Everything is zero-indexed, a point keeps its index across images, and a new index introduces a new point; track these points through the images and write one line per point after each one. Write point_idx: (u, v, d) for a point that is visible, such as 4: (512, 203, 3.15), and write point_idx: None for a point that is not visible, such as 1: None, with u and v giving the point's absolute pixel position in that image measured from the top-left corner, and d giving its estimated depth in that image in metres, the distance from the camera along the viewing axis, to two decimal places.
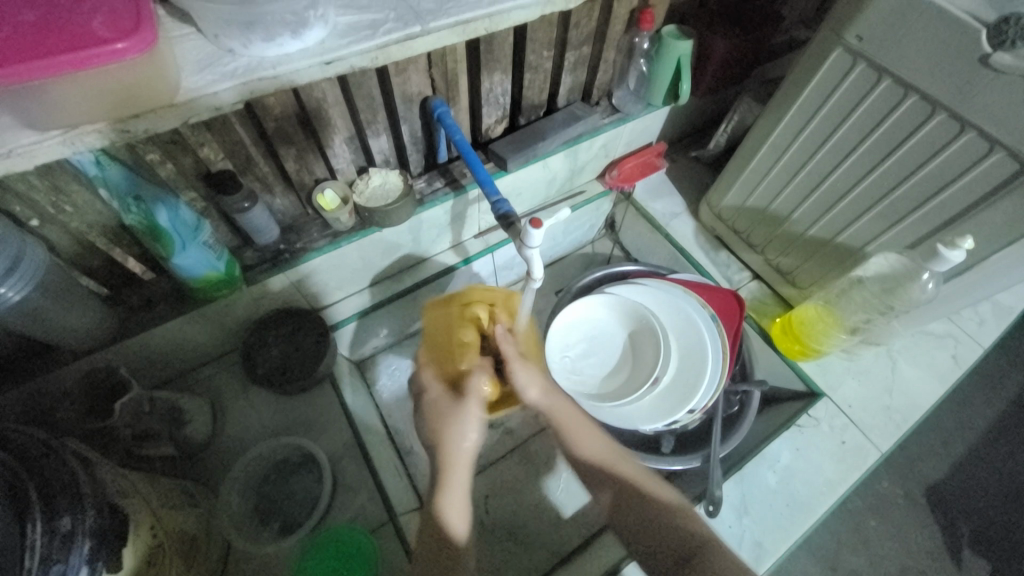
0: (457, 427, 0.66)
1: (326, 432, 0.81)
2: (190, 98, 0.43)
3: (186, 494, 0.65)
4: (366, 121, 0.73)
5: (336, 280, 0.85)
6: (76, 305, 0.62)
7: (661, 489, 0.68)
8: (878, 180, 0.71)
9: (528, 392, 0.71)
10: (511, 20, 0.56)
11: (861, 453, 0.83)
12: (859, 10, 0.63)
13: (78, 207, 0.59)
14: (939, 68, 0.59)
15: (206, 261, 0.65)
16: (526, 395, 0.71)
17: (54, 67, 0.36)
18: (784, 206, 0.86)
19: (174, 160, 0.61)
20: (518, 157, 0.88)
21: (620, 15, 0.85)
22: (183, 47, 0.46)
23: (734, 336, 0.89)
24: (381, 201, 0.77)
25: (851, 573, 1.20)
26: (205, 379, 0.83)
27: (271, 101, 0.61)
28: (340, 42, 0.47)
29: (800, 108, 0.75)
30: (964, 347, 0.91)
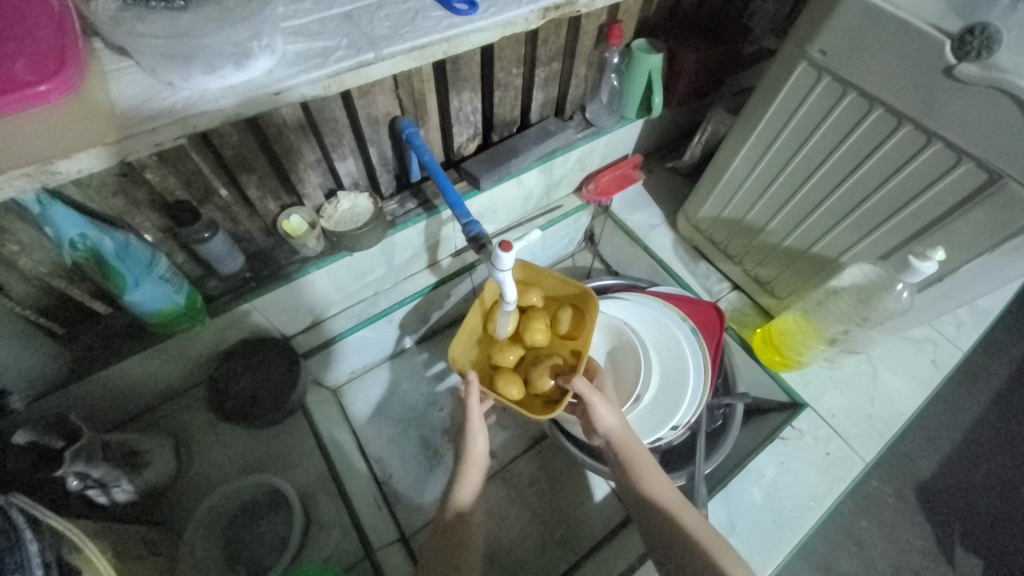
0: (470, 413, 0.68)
1: (298, 467, 0.79)
2: (127, 134, 0.41)
3: (145, 542, 0.62)
4: (332, 144, 0.71)
5: (307, 307, 0.82)
6: (22, 348, 0.58)
7: (723, 547, 0.58)
8: (850, 191, 0.70)
9: (598, 420, 0.66)
10: (472, 42, 0.54)
11: (846, 464, 0.82)
12: (823, 24, 0.63)
13: (25, 246, 0.56)
14: (902, 81, 0.59)
15: (163, 295, 0.63)
16: (599, 425, 0.67)
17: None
18: (760, 217, 0.85)
19: (126, 193, 0.58)
20: (491, 175, 0.86)
21: (590, 30, 0.85)
22: (120, 81, 0.44)
23: (715, 349, 0.88)
24: (350, 225, 0.75)
25: None
26: (171, 416, 0.79)
27: (227, 129, 0.59)
28: (288, 72, 0.46)
29: (771, 119, 0.74)
30: (943, 351, 0.91)
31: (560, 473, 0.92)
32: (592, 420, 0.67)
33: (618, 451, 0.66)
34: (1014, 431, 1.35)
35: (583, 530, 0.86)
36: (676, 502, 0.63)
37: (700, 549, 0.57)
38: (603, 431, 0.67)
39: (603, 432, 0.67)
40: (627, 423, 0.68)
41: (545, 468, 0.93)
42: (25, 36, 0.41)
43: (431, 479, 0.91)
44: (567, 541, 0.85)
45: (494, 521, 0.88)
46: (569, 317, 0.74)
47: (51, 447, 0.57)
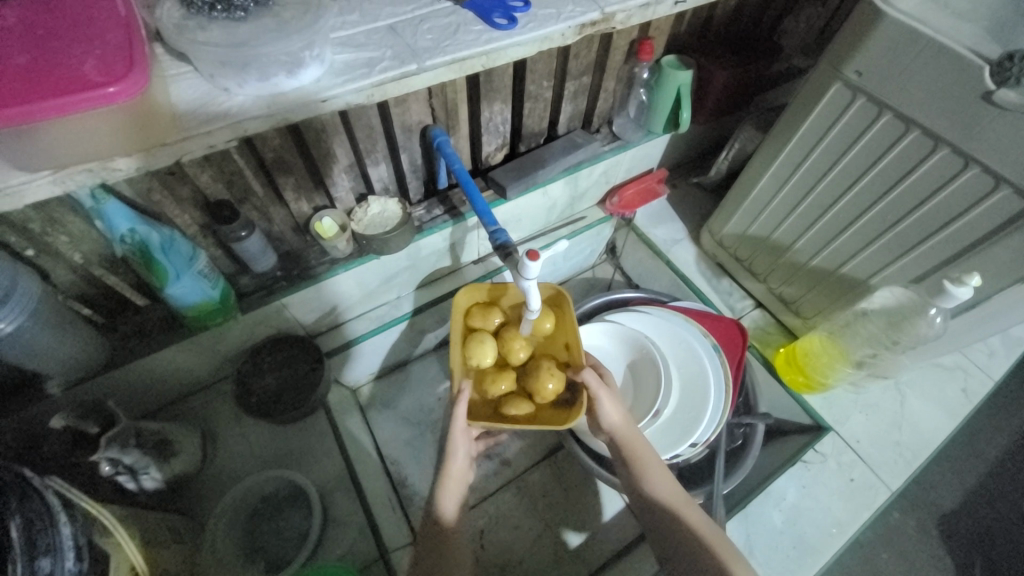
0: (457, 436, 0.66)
1: (317, 465, 0.80)
2: (185, 136, 0.44)
3: (171, 529, 0.64)
4: (365, 150, 0.73)
5: (333, 307, 0.84)
6: (67, 334, 0.61)
7: (727, 546, 0.58)
8: (883, 212, 0.69)
9: (602, 416, 0.67)
10: (509, 57, 0.56)
11: (871, 491, 0.80)
12: (859, 45, 0.63)
13: (75, 237, 0.59)
14: (940, 104, 0.58)
15: (201, 290, 0.65)
16: (604, 421, 0.67)
17: (49, 109, 0.37)
18: (787, 236, 0.85)
19: (171, 190, 0.61)
20: (518, 185, 0.87)
21: (620, 46, 0.86)
22: (178, 86, 0.47)
23: (737, 367, 0.88)
24: (378, 229, 0.77)
25: None
26: (197, 408, 0.81)
27: (269, 133, 0.61)
28: (335, 81, 0.48)
29: (801, 138, 0.74)
30: (975, 380, 0.88)
31: (576, 485, 0.91)
32: (596, 416, 0.67)
33: (623, 446, 0.66)
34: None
35: (595, 544, 0.85)
36: (680, 501, 0.62)
37: (703, 548, 0.58)
38: (607, 428, 0.67)
39: (606, 428, 0.67)
40: (630, 418, 0.68)
41: (559, 479, 0.92)
42: (93, 39, 0.43)
43: None
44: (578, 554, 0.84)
45: (506, 529, 0.87)
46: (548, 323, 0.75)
47: (88, 432, 0.60)
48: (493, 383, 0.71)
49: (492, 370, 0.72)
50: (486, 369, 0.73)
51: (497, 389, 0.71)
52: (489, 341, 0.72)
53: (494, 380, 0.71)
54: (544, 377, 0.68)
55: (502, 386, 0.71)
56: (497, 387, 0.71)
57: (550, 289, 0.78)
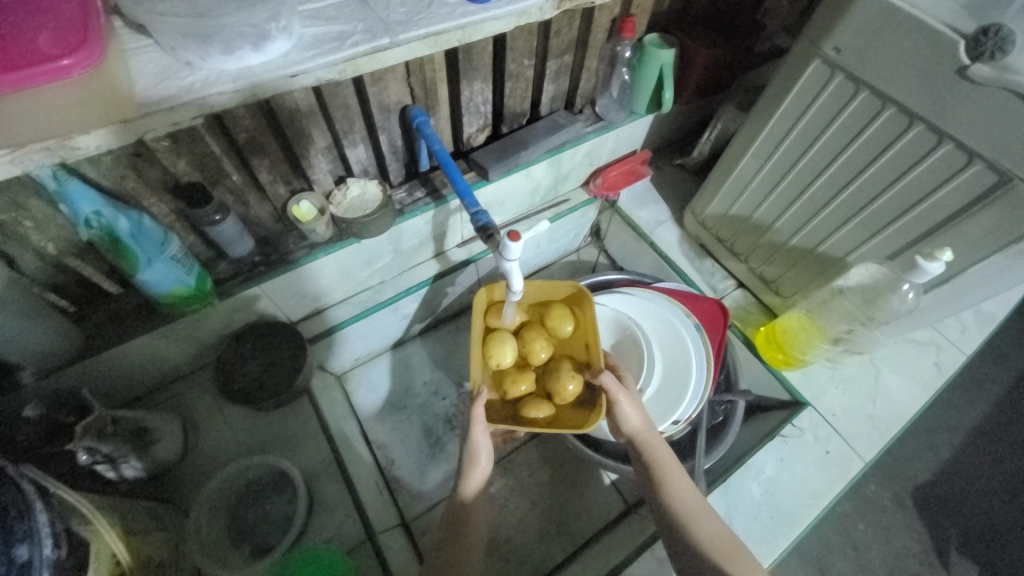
0: (475, 436, 0.66)
1: (302, 450, 0.80)
2: (145, 112, 0.42)
3: (153, 517, 0.63)
4: (342, 131, 0.71)
5: (315, 292, 0.83)
6: (34, 323, 0.59)
7: (743, 555, 0.58)
8: (861, 190, 0.70)
9: (624, 420, 0.68)
10: (486, 31, 0.55)
11: (846, 462, 0.82)
12: (837, 20, 0.62)
13: (39, 222, 0.56)
14: (916, 81, 0.59)
15: (174, 276, 0.64)
16: (625, 425, 0.68)
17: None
18: (767, 215, 0.85)
19: (139, 173, 0.59)
20: (500, 167, 0.87)
21: (602, 24, 0.85)
22: (139, 60, 0.45)
23: (718, 345, 0.89)
24: (358, 212, 0.76)
25: None
26: (177, 396, 0.80)
27: (240, 112, 0.60)
28: (302, 56, 0.47)
29: (781, 117, 0.74)
30: (946, 354, 0.91)
31: (562, 464, 0.92)
32: (617, 420, 0.69)
33: (643, 451, 0.67)
34: (1012, 436, 1.35)
35: (582, 520, 0.86)
36: (697, 507, 0.64)
37: (720, 554, 0.58)
38: (628, 431, 0.69)
39: (626, 432, 0.69)
40: (651, 424, 0.69)
41: (545, 458, 0.93)
42: (44, 8, 0.41)
43: (432, 467, 0.92)
44: (566, 531, 0.86)
45: (494, 509, 0.88)
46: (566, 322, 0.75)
47: (64, 421, 0.59)
48: (512, 383, 0.70)
49: (511, 371, 0.71)
50: (505, 370, 0.72)
51: (515, 391, 0.70)
52: (508, 342, 0.72)
53: (512, 380, 0.70)
54: (565, 378, 0.68)
55: (522, 387, 0.70)
56: (515, 388, 0.69)
57: (569, 288, 0.77)
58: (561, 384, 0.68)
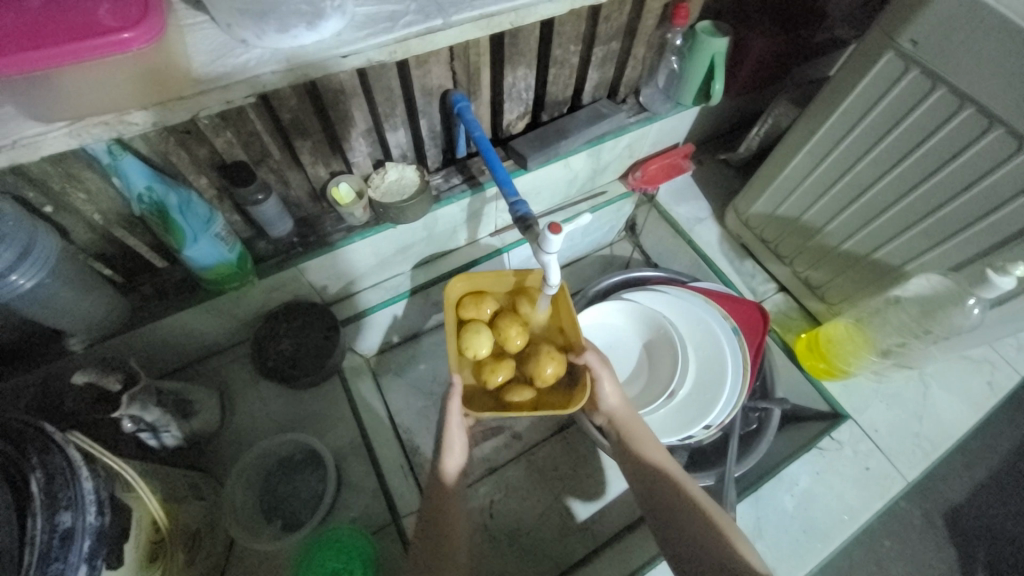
0: (449, 426, 0.66)
1: (330, 430, 0.81)
2: (200, 89, 0.42)
3: (191, 486, 0.66)
4: (384, 114, 0.70)
5: (349, 275, 0.83)
6: (86, 292, 0.61)
7: (718, 513, 0.61)
8: (927, 195, 0.65)
9: (603, 398, 0.71)
10: (539, 15, 0.52)
11: (886, 480, 0.79)
12: (917, 10, 0.58)
13: (93, 195, 0.58)
14: (1002, 80, 0.54)
15: (218, 253, 0.64)
16: (604, 404, 0.72)
17: (57, 56, 0.36)
18: (818, 217, 0.81)
19: (187, 150, 0.60)
20: (539, 156, 0.85)
21: (654, 9, 0.81)
22: (195, 36, 0.44)
23: (756, 350, 0.86)
24: (396, 196, 0.75)
25: None
26: (214, 370, 0.82)
27: (287, 92, 0.59)
28: (356, 36, 0.46)
29: (843, 114, 0.70)
30: (1002, 374, 0.85)
31: (586, 461, 0.91)
32: (597, 399, 0.72)
33: (621, 427, 0.71)
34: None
35: (605, 518, 0.86)
36: (674, 472, 0.66)
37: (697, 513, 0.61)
38: (606, 410, 0.72)
39: (606, 410, 0.72)
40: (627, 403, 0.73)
41: (570, 453, 0.92)
42: None
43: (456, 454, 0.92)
44: (586, 527, 0.85)
45: (515, 501, 0.88)
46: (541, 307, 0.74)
47: (110, 390, 0.60)
48: (490, 373, 0.71)
49: (489, 360, 0.72)
50: (483, 360, 0.72)
51: (495, 379, 0.71)
52: (483, 332, 0.71)
53: (490, 369, 0.71)
54: (543, 362, 0.68)
55: (501, 375, 0.71)
56: (494, 377, 0.70)
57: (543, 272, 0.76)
58: (539, 367, 0.69)
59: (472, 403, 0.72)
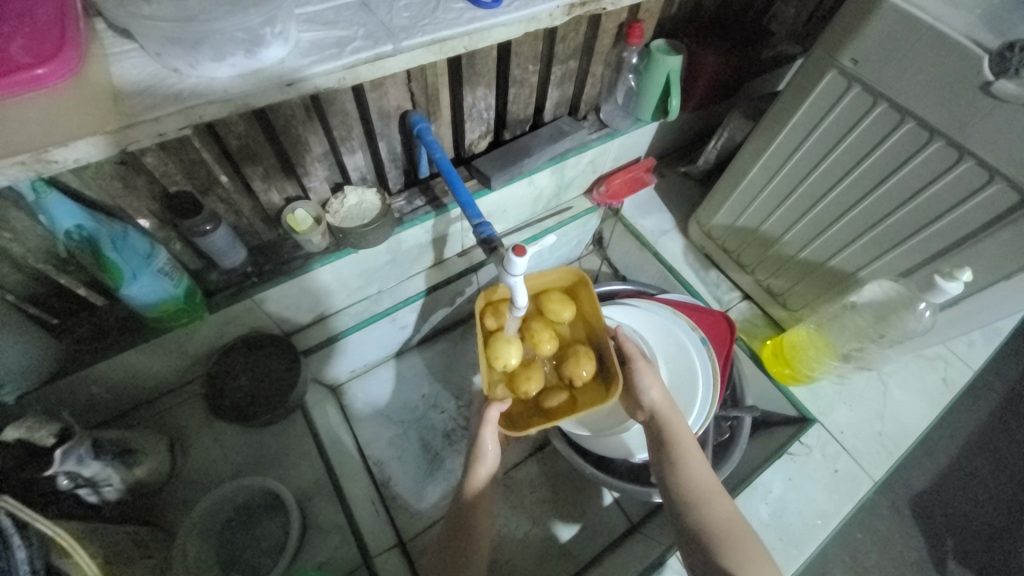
0: (481, 435, 0.66)
1: (294, 469, 0.77)
2: (129, 122, 0.39)
3: (137, 544, 0.60)
4: (340, 138, 0.68)
5: (310, 303, 0.80)
6: (10, 342, 0.55)
7: (748, 541, 0.56)
8: (875, 205, 0.68)
9: (643, 392, 0.69)
10: (493, 38, 0.52)
11: (855, 482, 0.80)
12: (855, 31, 0.60)
13: (17, 234, 0.53)
14: (937, 95, 0.57)
15: (161, 289, 0.60)
16: (644, 397, 0.69)
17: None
18: (776, 227, 0.83)
19: (126, 182, 0.56)
20: (503, 175, 0.84)
21: (609, 29, 0.82)
22: (122, 66, 0.42)
23: (724, 359, 0.88)
24: (356, 221, 0.73)
25: None
26: (164, 413, 0.77)
27: (233, 119, 0.57)
28: (302, 62, 0.44)
29: (792, 129, 0.73)
30: (954, 370, 0.90)
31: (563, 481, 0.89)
32: (637, 392, 0.69)
33: (660, 426, 0.66)
34: (1013, 447, 1.34)
35: (585, 540, 0.84)
36: (711, 485, 0.61)
37: (726, 537, 0.57)
38: (647, 405, 0.69)
39: (646, 405, 0.69)
40: (670, 399, 0.69)
41: (547, 475, 0.90)
42: (21, 14, 0.38)
43: (430, 484, 0.88)
44: (567, 551, 0.83)
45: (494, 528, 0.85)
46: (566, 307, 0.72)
47: (42, 445, 0.54)
48: (525, 383, 0.68)
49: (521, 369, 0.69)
50: (514, 372, 0.69)
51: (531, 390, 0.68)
52: (514, 342, 0.68)
53: (525, 380, 0.68)
54: (580, 365, 0.68)
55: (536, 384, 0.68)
56: (530, 387, 0.68)
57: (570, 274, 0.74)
58: (575, 369, 0.68)
59: (512, 418, 0.70)
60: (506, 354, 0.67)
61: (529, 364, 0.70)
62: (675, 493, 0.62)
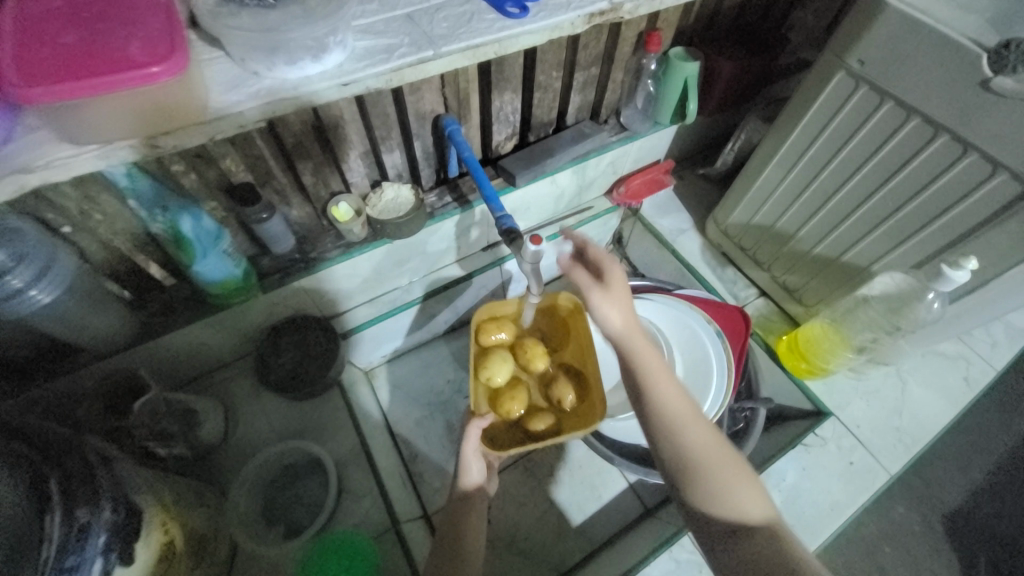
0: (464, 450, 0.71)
1: (331, 438, 0.83)
2: (217, 116, 0.47)
3: (197, 493, 0.67)
4: (380, 137, 0.76)
5: (349, 289, 0.87)
6: (96, 308, 0.64)
7: (732, 468, 0.52)
8: (883, 199, 0.71)
9: (600, 317, 0.59)
10: (520, 44, 0.58)
11: (870, 475, 0.81)
12: (859, 35, 0.64)
13: (108, 215, 0.62)
14: (941, 91, 0.60)
15: (224, 268, 0.69)
16: (601, 322, 0.60)
17: (88, 87, 0.39)
18: (790, 224, 0.87)
19: (200, 174, 0.65)
20: (526, 173, 0.90)
21: (629, 37, 0.88)
22: (212, 69, 0.49)
23: (739, 352, 0.90)
24: (392, 214, 0.80)
25: None
26: (216, 384, 0.85)
27: (291, 118, 0.65)
28: (357, 66, 0.51)
29: (802, 128, 0.76)
30: (976, 369, 0.91)
31: (579, 465, 0.93)
32: (593, 318, 0.60)
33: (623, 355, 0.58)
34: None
35: (600, 521, 0.87)
36: (690, 413, 0.55)
37: (699, 462, 0.52)
38: (605, 328, 0.60)
39: (603, 328, 0.60)
40: (635, 321, 0.60)
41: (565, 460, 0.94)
42: (136, 21, 0.43)
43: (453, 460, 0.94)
44: (582, 531, 0.87)
45: (512, 506, 0.90)
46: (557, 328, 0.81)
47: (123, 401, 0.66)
48: (509, 402, 0.73)
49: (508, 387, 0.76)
50: (498, 391, 0.75)
51: (514, 410, 0.73)
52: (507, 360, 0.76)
53: (509, 400, 0.73)
54: (565, 387, 0.74)
55: (521, 403, 0.74)
56: (512, 409, 0.73)
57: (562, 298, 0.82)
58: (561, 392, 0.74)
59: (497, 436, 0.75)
60: (497, 369, 0.75)
61: (515, 386, 0.76)
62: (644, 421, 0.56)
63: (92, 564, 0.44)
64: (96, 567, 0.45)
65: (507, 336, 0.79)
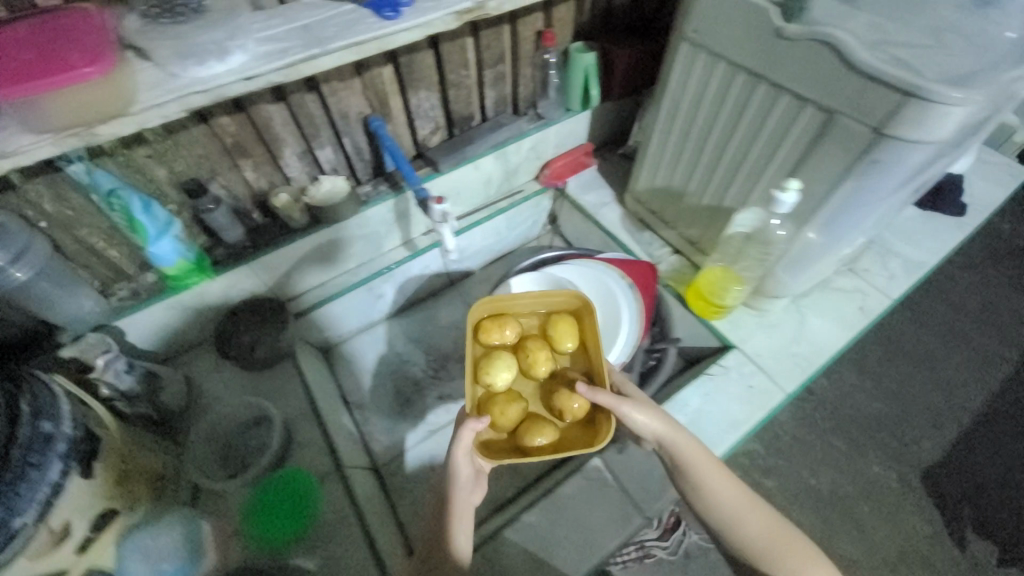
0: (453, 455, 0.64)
1: (284, 398, 0.93)
2: (143, 108, 0.59)
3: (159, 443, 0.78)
4: (310, 135, 0.89)
5: (298, 272, 0.99)
6: (70, 290, 0.77)
7: (787, 537, 0.69)
8: (740, 147, 0.82)
9: (640, 427, 0.67)
10: (399, 40, 0.71)
11: (768, 395, 0.89)
12: (691, 11, 0.77)
13: (77, 212, 0.75)
14: (754, 46, 0.71)
15: (177, 250, 0.82)
16: (645, 430, 0.68)
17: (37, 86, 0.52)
18: (682, 182, 0.98)
19: (153, 173, 0.78)
20: (448, 159, 1.04)
21: (527, 36, 1.02)
22: (140, 73, 0.62)
23: (649, 301, 1.01)
24: (329, 201, 0.94)
25: (843, 560, 1.18)
26: (186, 363, 0.96)
27: (226, 121, 0.78)
28: (258, 64, 0.64)
29: (670, 95, 0.88)
30: (873, 299, 1.00)
31: None
32: (634, 429, 0.68)
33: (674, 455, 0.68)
34: (1011, 413, 1.35)
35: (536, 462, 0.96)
36: (743, 498, 0.70)
37: (759, 534, 0.69)
38: (652, 437, 0.69)
39: (648, 435, 0.68)
40: (671, 423, 0.69)
41: None
42: (76, 38, 0.56)
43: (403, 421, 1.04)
44: (520, 472, 0.95)
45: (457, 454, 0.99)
46: (568, 330, 0.75)
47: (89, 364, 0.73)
48: (504, 406, 0.69)
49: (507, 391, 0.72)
50: (496, 395, 0.72)
51: (507, 418, 0.69)
52: (507, 361, 0.73)
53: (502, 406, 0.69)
54: (567, 396, 0.67)
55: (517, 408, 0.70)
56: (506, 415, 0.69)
57: (573, 299, 0.78)
58: (561, 399, 0.68)
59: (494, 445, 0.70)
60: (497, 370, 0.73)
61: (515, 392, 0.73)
62: (706, 504, 0.70)
63: (53, 465, 0.53)
64: (57, 467, 0.54)
65: (510, 338, 0.77)
